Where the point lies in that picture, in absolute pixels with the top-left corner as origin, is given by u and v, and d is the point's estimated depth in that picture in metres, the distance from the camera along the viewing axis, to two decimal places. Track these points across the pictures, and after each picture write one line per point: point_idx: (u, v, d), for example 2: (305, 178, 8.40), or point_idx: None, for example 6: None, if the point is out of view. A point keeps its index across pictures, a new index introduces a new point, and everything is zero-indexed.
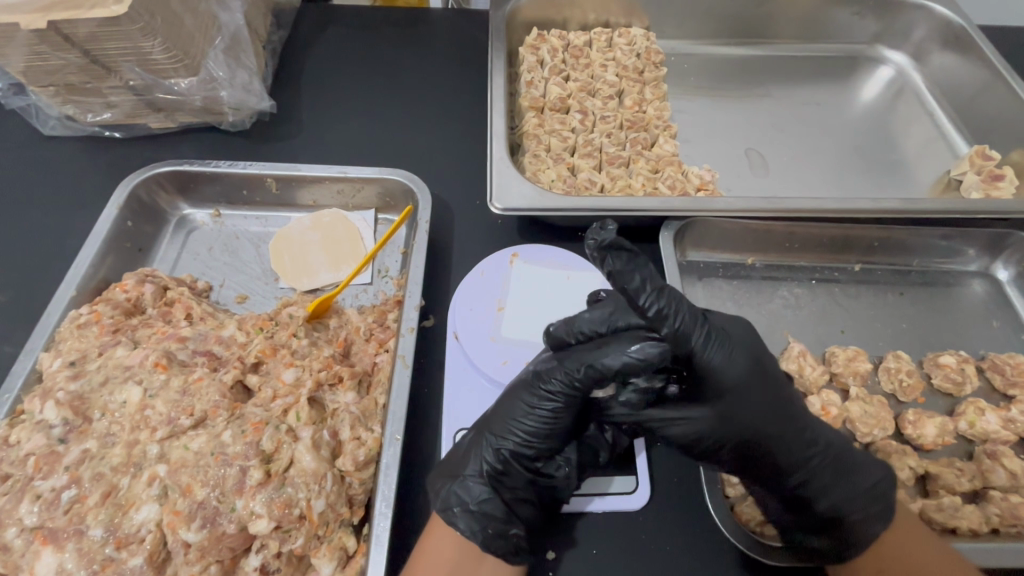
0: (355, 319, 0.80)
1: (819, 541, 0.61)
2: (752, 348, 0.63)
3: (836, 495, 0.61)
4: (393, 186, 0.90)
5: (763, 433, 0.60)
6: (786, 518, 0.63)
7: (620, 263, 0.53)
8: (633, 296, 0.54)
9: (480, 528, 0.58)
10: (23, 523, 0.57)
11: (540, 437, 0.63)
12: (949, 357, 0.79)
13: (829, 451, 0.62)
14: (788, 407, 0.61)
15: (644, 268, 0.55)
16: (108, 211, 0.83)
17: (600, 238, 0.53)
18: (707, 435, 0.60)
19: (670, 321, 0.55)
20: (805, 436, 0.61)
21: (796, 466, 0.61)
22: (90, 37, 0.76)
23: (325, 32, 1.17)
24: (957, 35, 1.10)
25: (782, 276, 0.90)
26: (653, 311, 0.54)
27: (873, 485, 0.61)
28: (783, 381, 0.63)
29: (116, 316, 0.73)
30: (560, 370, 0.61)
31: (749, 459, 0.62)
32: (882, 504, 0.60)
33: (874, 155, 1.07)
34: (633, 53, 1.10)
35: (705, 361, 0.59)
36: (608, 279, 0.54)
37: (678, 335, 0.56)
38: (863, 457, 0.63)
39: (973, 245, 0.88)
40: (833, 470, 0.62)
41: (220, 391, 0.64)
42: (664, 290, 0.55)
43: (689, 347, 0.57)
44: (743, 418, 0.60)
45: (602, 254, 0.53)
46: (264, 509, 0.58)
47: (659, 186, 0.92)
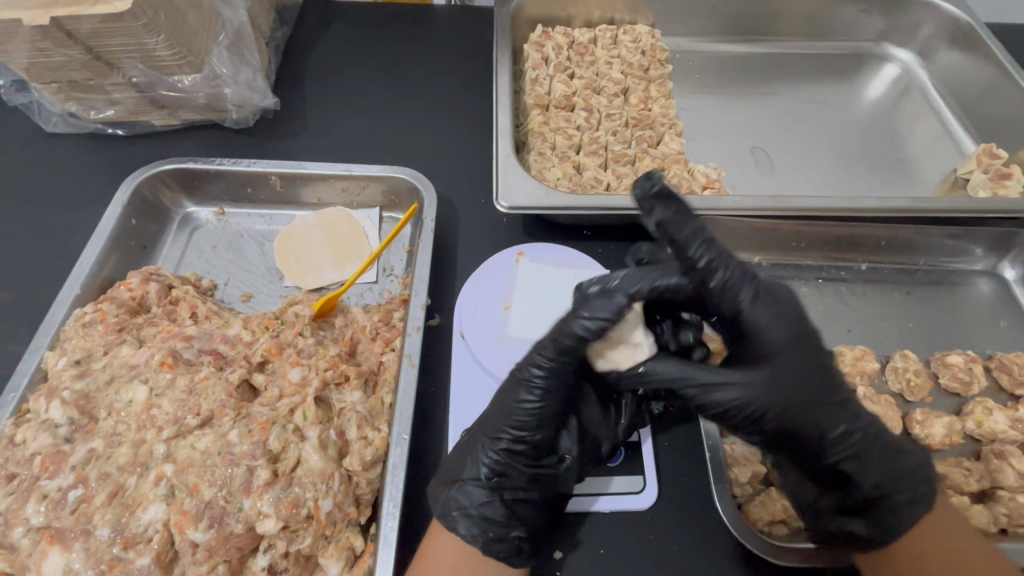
0: (360, 318, 0.79)
1: (858, 525, 0.61)
2: (799, 312, 0.59)
3: (880, 475, 0.60)
4: (398, 184, 0.90)
5: (808, 402, 0.57)
6: (822, 503, 0.63)
7: (673, 214, 0.55)
8: (684, 245, 0.55)
9: (480, 532, 0.58)
10: (30, 523, 0.57)
11: (533, 431, 0.61)
12: (957, 356, 0.78)
13: (871, 427, 0.60)
14: (832, 375, 0.59)
15: (699, 224, 0.56)
16: (112, 208, 0.83)
17: (650, 187, 0.56)
18: (753, 403, 0.57)
19: (719, 274, 0.56)
20: (845, 408, 0.59)
21: (840, 438, 0.59)
22: (93, 33, 0.76)
23: (328, 28, 1.16)
24: (964, 32, 1.09)
25: (788, 275, 0.89)
26: (703, 261, 0.55)
27: (910, 470, 0.60)
28: (828, 349, 0.61)
29: (121, 315, 0.73)
30: (535, 356, 0.60)
31: (793, 432, 0.58)
32: (926, 488, 0.60)
33: (880, 154, 1.06)
34: (638, 50, 1.10)
35: (751, 321, 0.57)
36: (659, 228, 0.56)
37: (726, 288, 0.56)
38: (906, 443, 0.62)
39: (980, 244, 0.88)
40: (870, 449, 0.60)
41: (226, 391, 0.64)
42: (717, 244, 0.56)
43: (737, 302, 0.57)
44: (792, 383, 0.57)
45: (655, 202, 0.56)
46: (272, 509, 0.57)
47: (666, 185, 0.91)
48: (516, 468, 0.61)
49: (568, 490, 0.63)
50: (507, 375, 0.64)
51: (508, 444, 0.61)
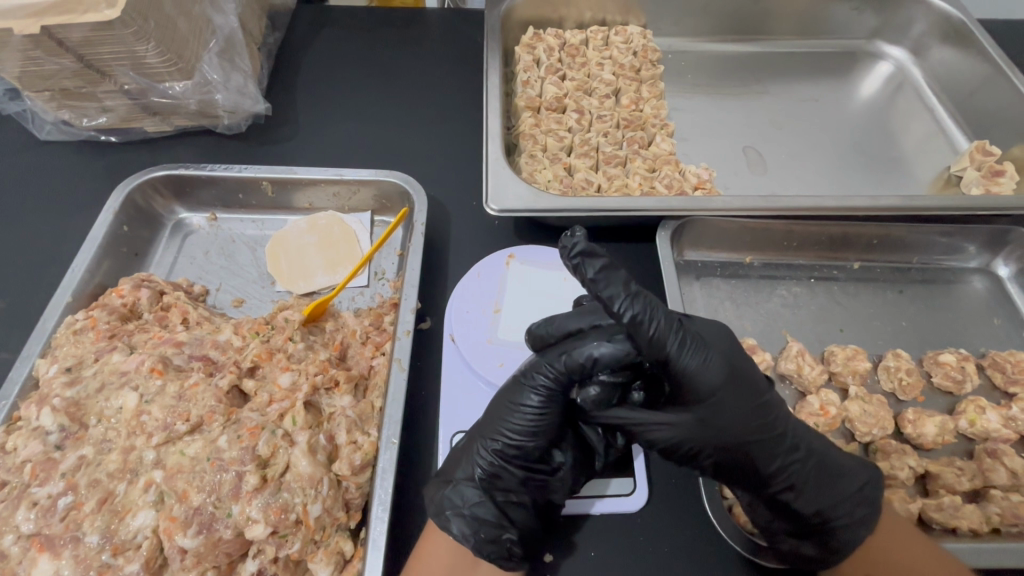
0: (351, 322, 0.79)
1: (808, 547, 0.61)
2: (728, 353, 0.58)
3: (822, 500, 0.59)
4: (389, 188, 0.90)
5: (744, 440, 0.57)
6: (776, 525, 0.62)
7: (596, 273, 0.54)
8: (608, 301, 0.54)
9: (471, 532, 0.58)
10: (20, 531, 0.57)
11: (530, 438, 0.60)
12: (949, 355, 0.78)
13: (810, 458, 0.59)
14: (766, 413, 0.58)
15: (620, 278, 0.55)
16: (105, 214, 0.83)
17: (572, 245, 0.55)
18: (687, 442, 0.57)
19: (645, 328, 0.54)
20: (781, 439, 0.58)
21: (778, 472, 0.58)
22: (84, 41, 0.76)
23: (320, 33, 1.17)
24: (957, 29, 1.09)
25: (781, 275, 0.89)
26: (628, 315, 0.54)
27: (855, 490, 0.60)
28: (759, 384, 0.58)
29: (112, 322, 0.73)
30: (545, 364, 0.59)
31: (739, 464, 0.58)
32: (865, 509, 0.59)
33: (873, 151, 1.06)
34: (629, 51, 1.10)
35: (681, 366, 0.55)
36: (585, 284, 0.55)
37: (653, 341, 0.54)
38: (845, 461, 0.62)
39: (974, 241, 0.88)
40: (812, 479, 0.59)
41: (215, 397, 0.64)
42: (639, 294, 0.55)
43: (664, 353, 0.54)
44: (725, 423, 0.56)
45: (579, 261, 0.55)
46: (260, 514, 0.58)
47: (657, 185, 0.91)
48: (510, 473, 0.61)
49: (560, 499, 0.63)
50: (508, 384, 0.63)
51: (505, 448, 0.60)
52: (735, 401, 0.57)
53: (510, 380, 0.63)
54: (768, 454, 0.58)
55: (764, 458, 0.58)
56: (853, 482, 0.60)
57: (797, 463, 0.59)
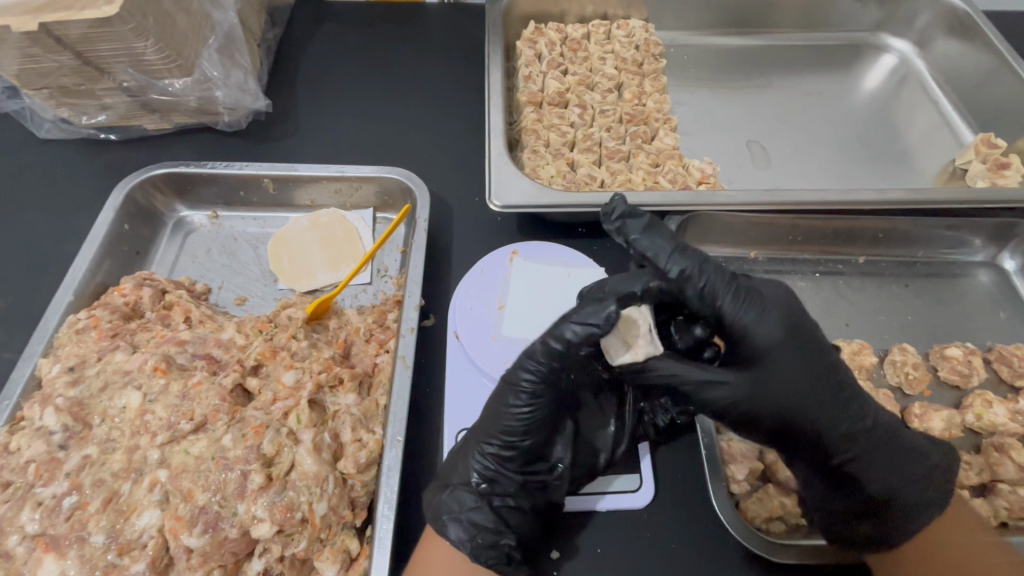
0: (354, 320, 0.79)
1: (864, 525, 0.60)
2: (792, 311, 0.59)
3: (888, 475, 0.60)
4: (391, 184, 0.89)
5: (807, 398, 0.58)
6: (832, 505, 0.62)
7: (638, 233, 0.59)
8: (654, 261, 0.58)
9: (468, 538, 0.58)
10: (25, 531, 0.57)
11: (521, 437, 0.60)
12: (956, 349, 0.78)
13: (877, 427, 0.60)
14: (835, 372, 0.59)
15: (663, 235, 0.59)
16: (105, 213, 0.83)
17: (615, 212, 0.61)
18: (746, 403, 0.58)
19: (694, 281, 0.57)
20: (843, 400, 0.59)
21: (842, 436, 0.59)
22: (82, 39, 0.76)
23: (319, 29, 1.16)
24: (962, 21, 1.08)
25: (785, 270, 0.89)
26: (675, 271, 0.57)
27: (914, 467, 0.61)
28: (822, 346, 0.60)
29: (114, 321, 0.73)
30: (525, 358, 0.58)
31: (800, 426, 0.59)
32: (937, 491, 0.60)
33: (878, 145, 1.05)
34: (632, 45, 1.09)
35: (738, 320, 0.57)
36: (627, 244, 0.59)
37: (706, 295, 0.57)
38: (918, 441, 0.62)
39: (980, 235, 0.87)
40: (879, 448, 0.60)
41: (220, 395, 0.64)
42: (687, 250, 0.58)
43: (718, 305, 0.57)
44: (782, 382, 0.58)
45: (620, 224, 0.60)
46: (266, 513, 0.57)
47: (660, 180, 0.91)
48: (506, 476, 0.61)
49: (560, 498, 0.63)
50: (497, 387, 0.62)
51: (501, 451, 0.61)
52: (796, 363, 0.58)
53: (499, 382, 0.63)
54: (838, 411, 0.59)
55: (831, 420, 0.59)
56: (915, 462, 0.61)
57: (870, 428, 0.60)
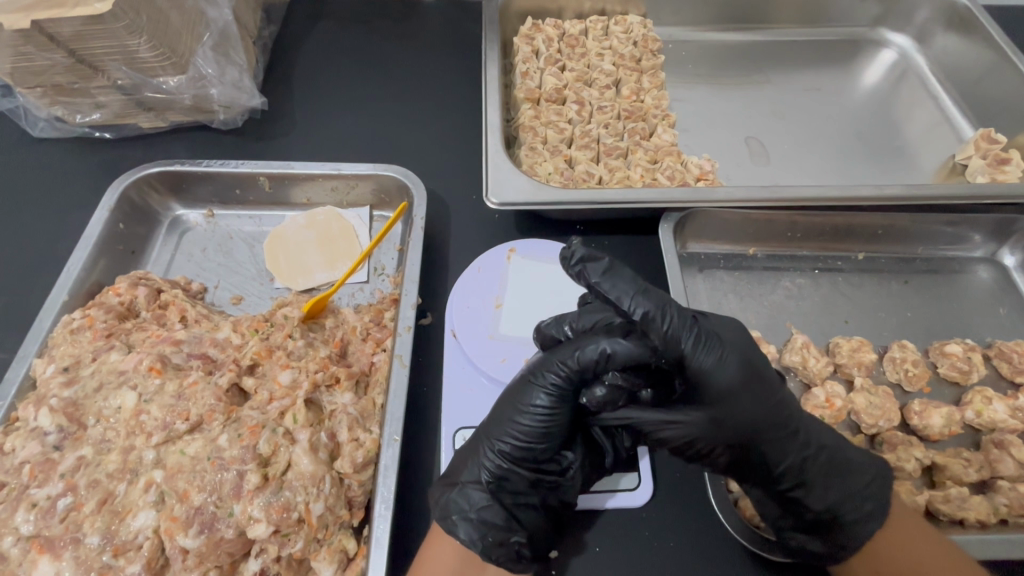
0: (351, 319, 0.79)
1: (815, 543, 0.60)
2: (742, 350, 0.57)
3: (830, 497, 0.59)
4: (387, 182, 0.89)
5: (761, 432, 0.57)
6: (782, 521, 0.61)
7: (601, 276, 0.56)
8: (617, 302, 0.56)
9: (479, 537, 0.57)
10: (20, 532, 0.56)
11: (540, 439, 0.59)
12: (955, 346, 0.78)
13: (823, 452, 0.59)
14: (783, 408, 0.58)
15: (626, 276, 0.56)
16: (99, 212, 0.82)
17: (575, 255, 0.57)
18: (700, 440, 0.57)
19: (657, 325, 0.54)
20: (793, 436, 0.58)
21: (791, 468, 0.58)
22: (75, 36, 0.75)
23: (315, 26, 1.15)
24: (962, 15, 1.08)
25: (784, 266, 0.88)
26: (639, 313, 0.54)
27: (863, 487, 0.59)
28: (773, 381, 0.58)
29: (109, 321, 0.72)
30: (554, 363, 0.58)
31: (752, 458, 0.59)
32: (874, 504, 0.58)
33: (878, 141, 1.05)
34: (629, 42, 1.09)
35: (696, 365, 0.55)
36: (590, 287, 0.56)
37: (667, 338, 0.54)
38: (856, 456, 0.61)
39: (980, 231, 0.87)
40: (827, 473, 0.59)
41: (215, 395, 0.63)
42: (650, 292, 0.56)
43: (679, 351, 0.55)
44: (737, 421, 0.57)
45: (581, 267, 0.56)
46: (262, 513, 0.57)
47: (658, 177, 0.90)
48: (518, 477, 0.60)
49: (571, 498, 0.63)
50: (513, 388, 0.62)
51: (514, 450, 0.60)
52: (750, 400, 0.56)
53: (515, 384, 0.62)
54: (785, 445, 0.58)
55: (782, 453, 0.58)
56: (869, 477, 0.60)
57: (821, 457, 0.59)
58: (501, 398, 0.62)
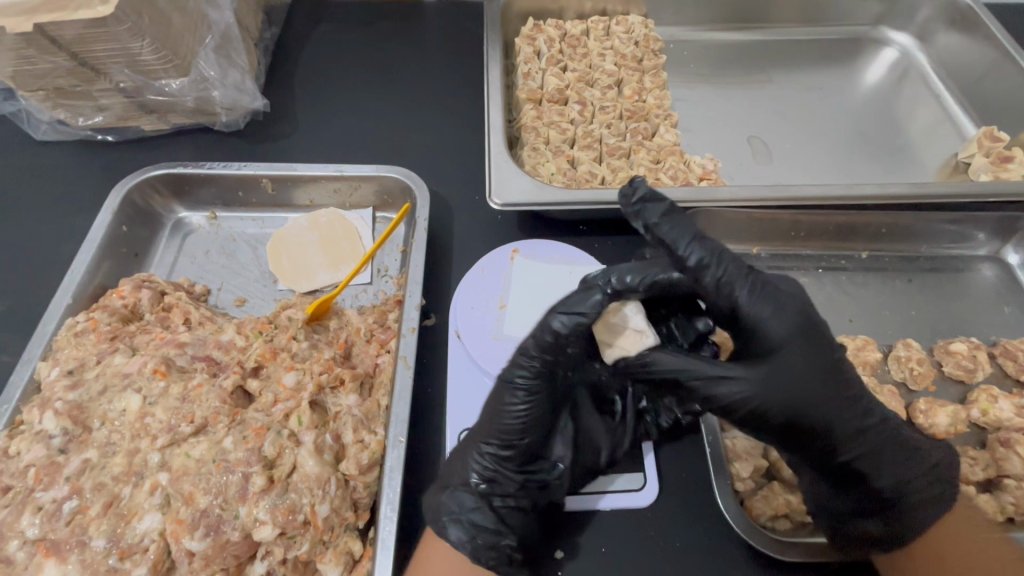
0: (355, 320, 0.79)
1: (875, 526, 0.60)
2: (803, 303, 0.60)
3: (898, 474, 0.60)
4: (390, 183, 0.89)
5: (822, 391, 0.58)
6: (836, 506, 0.61)
7: (659, 219, 0.59)
8: (676, 246, 0.58)
9: (469, 539, 0.58)
10: (25, 536, 0.56)
11: (518, 436, 0.60)
12: (960, 344, 0.77)
13: (883, 424, 0.60)
14: (839, 368, 0.59)
15: (685, 222, 0.59)
16: (103, 215, 0.82)
17: (634, 193, 0.60)
18: (762, 403, 0.57)
19: (712, 270, 0.58)
20: (853, 399, 0.59)
21: (855, 432, 0.59)
22: (77, 39, 0.75)
23: (317, 28, 1.15)
24: (964, 13, 1.08)
25: (787, 266, 0.88)
26: (694, 258, 0.58)
27: (931, 471, 0.61)
28: (833, 346, 0.60)
29: (113, 323, 0.72)
30: (520, 357, 0.60)
31: (810, 422, 0.58)
32: (939, 487, 0.60)
33: (880, 139, 1.05)
34: (631, 42, 1.09)
35: (751, 314, 0.58)
36: (647, 228, 0.59)
37: (722, 284, 0.58)
38: (920, 441, 0.63)
39: (983, 229, 0.87)
40: (887, 444, 0.60)
41: (220, 398, 0.63)
42: (706, 240, 0.59)
43: (733, 296, 0.58)
44: (796, 382, 0.57)
45: (640, 207, 0.59)
46: (268, 516, 0.57)
47: (661, 177, 0.90)
48: (504, 477, 0.61)
49: (560, 498, 0.63)
50: (493, 389, 0.63)
51: (499, 449, 0.61)
52: (810, 356, 0.58)
53: (494, 386, 0.63)
54: (845, 408, 0.58)
55: (847, 416, 0.58)
56: (869, 467, 0.60)
57: (887, 433, 0.60)
58: (485, 401, 0.64)
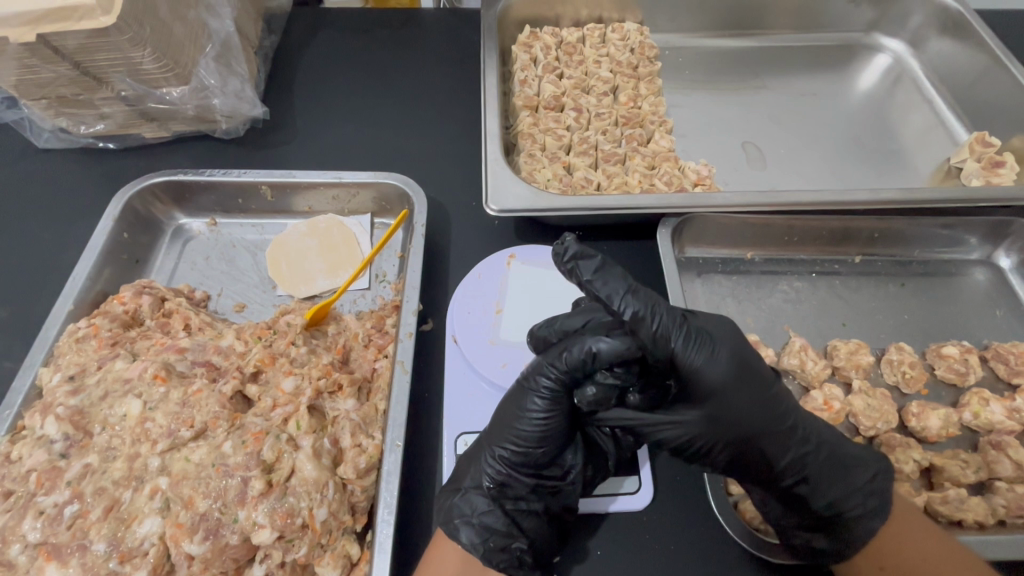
0: (353, 325, 0.79)
1: (821, 540, 0.60)
2: (735, 346, 0.60)
3: (832, 493, 0.60)
4: (388, 190, 0.90)
5: (756, 430, 0.58)
6: (786, 519, 0.62)
7: (591, 274, 0.56)
8: (608, 301, 0.56)
9: (481, 541, 0.58)
10: (27, 540, 0.57)
11: (537, 443, 0.60)
12: (952, 347, 0.78)
13: (820, 447, 0.61)
14: (776, 404, 0.59)
15: (617, 275, 0.56)
16: (104, 222, 0.83)
17: (566, 252, 0.57)
18: (699, 438, 0.59)
19: (648, 323, 0.55)
20: (789, 431, 0.59)
21: (790, 463, 0.59)
22: (79, 49, 0.76)
23: (316, 36, 1.16)
24: (954, 20, 1.09)
25: (782, 270, 0.89)
26: (628, 313, 0.55)
27: (875, 480, 0.61)
28: (769, 378, 0.61)
29: (114, 329, 0.73)
30: (546, 365, 0.59)
31: (747, 457, 0.60)
32: (877, 499, 0.60)
33: (873, 145, 1.06)
34: (626, 49, 1.10)
35: (687, 362, 0.57)
36: (580, 286, 0.56)
37: (657, 337, 0.55)
38: (855, 451, 0.63)
39: (975, 233, 0.87)
40: (825, 468, 0.61)
41: (219, 402, 0.64)
42: (638, 291, 0.56)
43: (670, 350, 0.57)
44: (732, 417, 0.58)
45: (573, 265, 0.56)
46: (266, 519, 0.58)
47: (656, 183, 0.91)
48: (518, 483, 0.62)
49: (574, 503, 0.63)
50: (509, 397, 0.62)
51: (513, 455, 0.61)
52: (746, 400, 0.58)
53: (511, 393, 0.63)
54: (780, 442, 0.59)
55: (780, 450, 0.59)
56: (864, 474, 0.61)
57: (822, 455, 0.61)
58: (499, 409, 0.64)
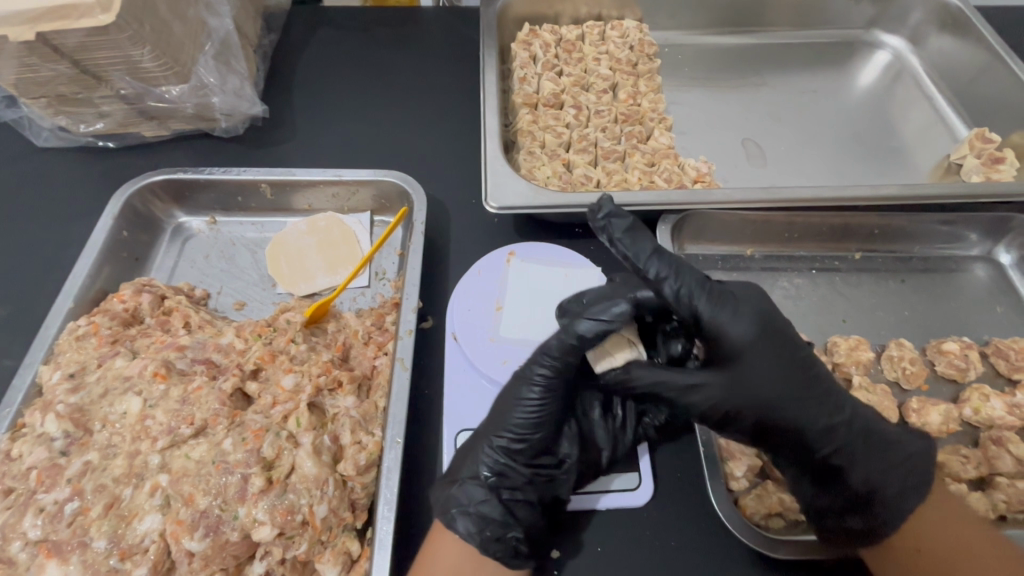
0: (353, 323, 0.79)
1: (854, 521, 0.60)
2: (764, 311, 0.62)
3: (870, 466, 0.61)
4: (387, 188, 0.90)
5: (785, 394, 0.60)
6: (819, 501, 0.62)
7: (623, 232, 0.60)
8: (636, 261, 0.60)
9: (478, 530, 0.58)
10: (28, 537, 0.57)
11: (532, 431, 0.63)
12: (953, 343, 0.78)
13: (855, 419, 0.62)
14: (806, 369, 0.61)
15: (645, 238, 0.61)
16: (103, 221, 0.83)
17: (602, 210, 0.62)
18: (727, 400, 0.60)
19: (672, 284, 0.59)
20: (822, 396, 0.61)
21: (824, 429, 0.61)
22: (79, 47, 0.76)
23: (315, 34, 1.16)
24: (955, 17, 1.09)
25: (781, 267, 0.89)
26: (654, 273, 0.60)
27: (904, 461, 0.61)
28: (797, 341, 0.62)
29: (114, 327, 0.73)
30: (541, 355, 0.62)
31: (775, 421, 0.61)
32: (915, 478, 0.60)
33: (873, 141, 1.06)
34: (626, 46, 1.10)
35: (712, 324, 0.60)
36: (613, 243, 0.61)
37: (682, 297, 0.59)
38: (892, 433, 0.63)
39: (975, 229, 0.87)
40: (860, 440, 0.62)
41: (219, 400, 0.64)
42: (665, 253, 0.61)
43: (694, 309, 0.59)
44: (760, 379, 0.60)
45: (606, 223, 0.61)
46: (267, 516, 0.58)
47: (656, 180, 0.91)
48: (517, 474, 0.62)
49: (565, 495, 0.63)
50: (506, 390, 0.65)
51: (510, 444, 0.63)
52: (772, 361, 0.60)
53: (505, 387, 0.65)
54: (812, 405, 0.61)
55: (814, 414, 0.61)
56: (899, 458, 0.61)
57: (858, 428, 0.62)
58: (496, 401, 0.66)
